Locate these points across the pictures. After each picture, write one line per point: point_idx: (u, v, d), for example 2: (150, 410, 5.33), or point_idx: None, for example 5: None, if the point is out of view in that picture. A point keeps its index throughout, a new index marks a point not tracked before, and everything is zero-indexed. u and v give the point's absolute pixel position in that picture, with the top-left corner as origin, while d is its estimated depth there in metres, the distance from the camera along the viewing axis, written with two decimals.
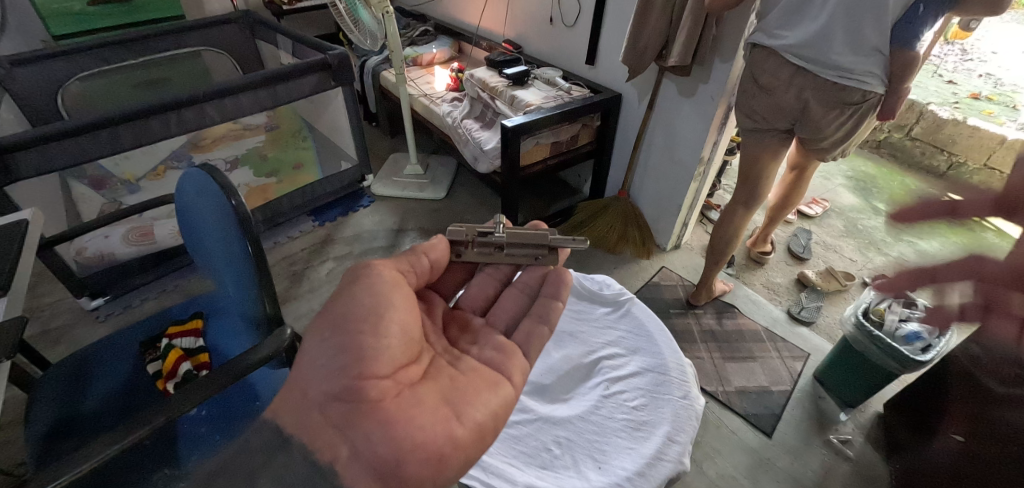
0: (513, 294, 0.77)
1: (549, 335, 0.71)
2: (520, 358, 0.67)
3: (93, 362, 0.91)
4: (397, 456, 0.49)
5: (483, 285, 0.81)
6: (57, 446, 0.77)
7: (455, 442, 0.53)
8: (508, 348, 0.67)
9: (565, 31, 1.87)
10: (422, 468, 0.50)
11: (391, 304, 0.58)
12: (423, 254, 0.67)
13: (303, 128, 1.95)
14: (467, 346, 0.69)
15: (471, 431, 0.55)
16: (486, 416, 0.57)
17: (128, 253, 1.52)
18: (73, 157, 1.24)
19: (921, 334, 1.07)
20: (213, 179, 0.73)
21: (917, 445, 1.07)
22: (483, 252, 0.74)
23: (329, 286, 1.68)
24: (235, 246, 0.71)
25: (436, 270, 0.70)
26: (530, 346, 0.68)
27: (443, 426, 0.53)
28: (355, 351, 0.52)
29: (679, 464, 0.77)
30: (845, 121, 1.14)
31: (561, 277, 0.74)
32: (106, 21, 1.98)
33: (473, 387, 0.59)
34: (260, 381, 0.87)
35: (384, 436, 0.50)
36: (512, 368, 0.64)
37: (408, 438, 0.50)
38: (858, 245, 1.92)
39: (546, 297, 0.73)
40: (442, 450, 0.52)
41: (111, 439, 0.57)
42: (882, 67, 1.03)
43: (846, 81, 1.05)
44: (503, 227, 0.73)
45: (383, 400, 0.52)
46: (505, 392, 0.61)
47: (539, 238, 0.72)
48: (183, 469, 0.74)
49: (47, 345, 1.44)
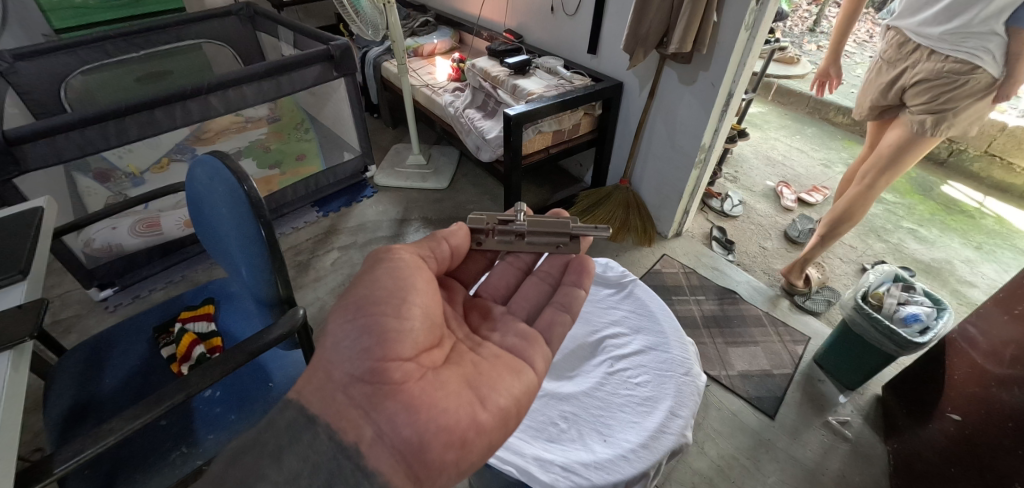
0: (534, 283, 0.80)
1: (570, 323, 0.73)
2: (541, 346, 0.68)
3: (109, 347, 0.93)
4: (421, 437, 0.52)
5: (504, 275, 0.83)
6: (78, 426, 0.80)
7: (478, 426, 0.55)
8: (530, 337, 0.69)
9: (566, 21, 1.87)
10: (445, 450, 0.53)
11: (413, 288, 0.60)
12: (443, 240, 0.69)
13: (306, 119, 2.02)
14: (488, 332, 0.70)
15: (493, 417, 0.57)
16: (509, 403, 0.59)
17: (136, 244, 1.54)
18: (79, 148, 1.25)
19: (919, 316, 1.09)
20: (224, 164, 0.74)
21: (912, 426, 1.09)
22: (503, 241, 0.75)
23: (335, 275, 1.71)
24: (247, 229, 0.72)
25: (456, 257, 0.72)
26: (552, 335, 0.71)
27: (466, 410, 0.55)
28: (379, 333, 0.55)
29: (682, 436, 0.79)
30: (944, 93, 1.19)
31: (582, 266, 0.77)
32: (106, 13, 1.99)
33: (496, 373, 0.61)
34: (273, 363, 0.90)
35: (407, 418, 0.52)
36: (534, 356, 0.66)
37: (432, 421, 0.53)
38: (859, 233, 1.93)
39: (567, 285, 0.76)
40: (465, 434, 0.54)
41: (132, 416, 0.59)
42: (998, 45, 1.12)
43: (959, 54, 1.16)
44: (523, 216, 0.73)
45: (407, 383, 0.54)
46: (527, 378, 0.63)
47: (560, 226, 0.73)
48: (201, 448, 0.76)
49: (59, 334, 1.46)
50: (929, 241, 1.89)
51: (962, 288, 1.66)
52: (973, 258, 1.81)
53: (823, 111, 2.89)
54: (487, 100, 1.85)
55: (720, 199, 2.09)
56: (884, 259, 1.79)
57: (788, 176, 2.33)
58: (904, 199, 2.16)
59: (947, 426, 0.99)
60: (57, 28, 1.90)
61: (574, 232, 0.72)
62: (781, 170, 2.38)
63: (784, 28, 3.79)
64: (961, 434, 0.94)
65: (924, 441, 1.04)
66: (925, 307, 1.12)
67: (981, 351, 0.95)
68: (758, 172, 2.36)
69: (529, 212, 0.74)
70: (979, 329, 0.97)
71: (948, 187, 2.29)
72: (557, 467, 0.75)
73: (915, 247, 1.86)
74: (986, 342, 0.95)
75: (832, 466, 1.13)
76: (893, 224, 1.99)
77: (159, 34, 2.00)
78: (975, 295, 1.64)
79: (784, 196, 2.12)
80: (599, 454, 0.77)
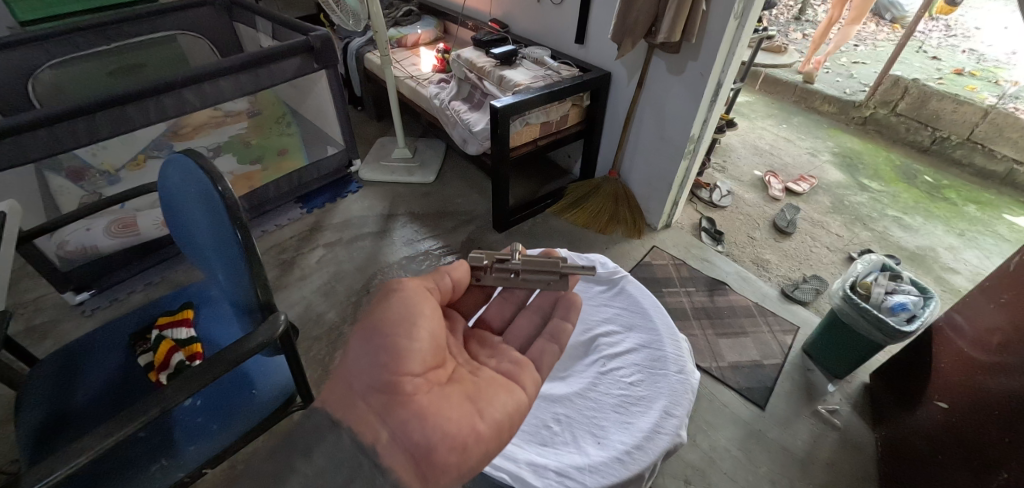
0: (527, 316, 0.78)
1: (559, 354, 0.71)
2: (535, 370, 0.67)
3: (84, 356, 0.89)
4: (429, 442, 0.50)
5: (500, 307, 0.82)
6: (52, 440, 0.76)
7: (478, 435, 0.54)
8: (525, 360, 0.68)
9: (552, 9, 1.83)
10: (449, 456, 0.51)
11: (426, 308, 0.58)
12: (446, 274, 0.65)
13: (286, 113, 1.93)
14: (486, 358, 0.68)
15: (490, 430, 0.55)
16: (504, 419, 0.57)
17: (112, 245, 1.48)
18: (48, 147, 1.18)
19: (905, 304, 1.10)
20: (196, 163, 0.71)
21: (900, 414, 1.11)
22: (500, 278, 0.71)
23: (321, 273, 1.67)
24: (224, 233, 0.69)
25: (458, 291, 0.68)
26: (545, 362, 0.69)
27: (468, 420, 0.54)
28: (393, 347, 0.53)
29: (676, 436, 0.78)
30: None
31: (571, 301, 0.75)
32: (74, 5, 1.92)
33: (493, 390, 0.60)
34: (256, 370, 0.87)
35: (416, 424, 0.50)
36: (529, 379, 0.64)
37: (438, 427, 0.51)
38: (845, 221, 1.96)
39: (557, 319, 0.74)
40: (466, 440, 0.52)
41: (106, 431, 0.56)
42: None
43: None
44: (519, 255, 0.70)
45: (416, 394, 0.52)
46: (522, 397, 0.61)
47: (551, 264, 0.70)
48: (182, 459, 0.74)
49: (33, 341, 1.41)
50: (914, 229, 1.92)
51: (945, 275, 1.69)
52: (956, 245, 1.84)
53: (809, 100, 2.91)
54: (473, 92, 1.81)
55: (708, 189, 2.09)
56: (870, 247, 1.82)
57: (775, 165, 2.34)
58: (889, 187, 2.19)
59: (934, 414, 1.00)
60: (22, 21, 1.82)
61: (566, 271, 0.69)
62: (769, 160, 2.38)
63: (771, 16, 3.79)
64: (949, 419, 0.95)
65: (911, 426, 1.06)
66: (912, 296, 1.13)
67: (967, 339, 0.97)
68: (745, 162, 2.36)
69: (525, 250, 0.71)
70: (965, 316, 1.00)
71: (932, 175, 2.33)
72: (551, 472, 0.74)
73: (900, 234, 1.89)
74: (970, 329, 0.97)
75: (821, 455, 1.14)
76: (879, 212, 2.02)
77: (129, 25, 1.92)
78: (958, 281, 1.67)
79: (772, 186, 2.13)
80: (592, 457, 0.76)
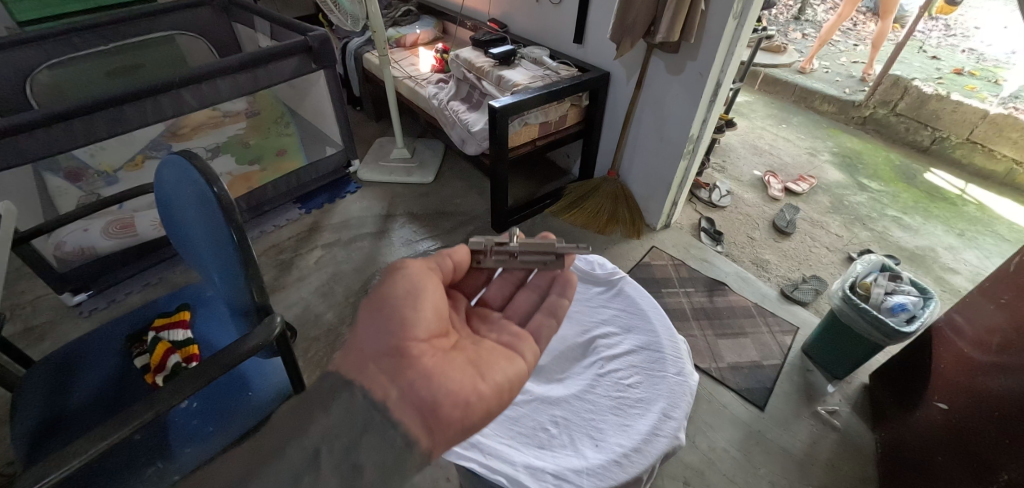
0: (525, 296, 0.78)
1: (557, 327, 0.71)
2: (534, 343, 0.67)
3: (80, 359, 0.89)
4: (434, 399, 0.50)
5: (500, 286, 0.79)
6: (48, 443, 0.76)
7: (480, 395, 0.53)
8: (524, 333, 0.67)
9: (551, 9, 1.82)
10: (453, 412, 0.50)
11: (428, 281, 0.59)
12: (447, 255, 0.65)
13: (285, 113, 1.94)
14: (486, 331, 0.68)
15: (492, 390, 0.55)
16: (506, 380, 0.57)
17: (110, 246, 1.48)
18: (45, 148, 1.18)
19: (905, 305, 1.09)
20: (192, 164, 0.70)
21: (900, 414, 1.11)
22: (499, 261, 0.71)
23: (319, 273, 1.66)
24: (220, 235, 0.68)
25: (459, 272, 0.67)
26: (544, 335, 0.69)
27: (470, 381, 0.54)
28: (398, 315, 0.54)
29: (674, 438, 0.78)
30: None
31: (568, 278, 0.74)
32: (72, 5, 1.91)
33: (493, 358, 0.60)
34: (253, 372, 0.86)
35: (422, 382, 0.50)
36: (528, 349, 0.64)
37: (442, 387, 0.51)
38: (844, 221, 1.95)
39: (553, 296, 0.74)
40: (467, 398, 0.52)
41: (100, 435, 0.55)
42: None
43: None
44: (516, 238, 0.71)
45: (421, 357, 0.53)
46: (523, 364, 0.61)
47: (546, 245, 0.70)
48: (178, 462, 0.73)
49: (30, 342, 1.40)
50: (914, 229, 1.92)
51: (945, 275, 1.69)
52: (956, 245, 1.84)
53: (808, 100, 2.90)
54: (472, 92, 1.80)
55: (708, 189, 2.08)
56: (870, 247, 1.81)
57: (775, 165, 2.34)
58: (888, 187, 2.19)
59: (934, 415, 0.99)
60: (20, 22, 1.81)
61: (561, 251, 0.69)
62: (768, 160, 2.38)
63: (770, 16, 3.79)
64: (950, 420, 0.95)
65: (911, 427, 1.05)
66: (912, 296, 1.13)
67: (968, 340, 0.96)
68: (745, 162, 2.36)
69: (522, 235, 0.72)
70: (965, 317, 1.00)
71: (931, 175, 2.33)
72: (549, 475, 0.73)
73: (900, 234, 1.88)
74: (970, 330, 0.97)
75: (821, 456, 1.14)
76: (878, 212, 2.01)
77: (127, 25, 1.91)
78: (958, 282, 1.66)
79: (771, 186, 2.12)
80: (590, 460, 0.76)
